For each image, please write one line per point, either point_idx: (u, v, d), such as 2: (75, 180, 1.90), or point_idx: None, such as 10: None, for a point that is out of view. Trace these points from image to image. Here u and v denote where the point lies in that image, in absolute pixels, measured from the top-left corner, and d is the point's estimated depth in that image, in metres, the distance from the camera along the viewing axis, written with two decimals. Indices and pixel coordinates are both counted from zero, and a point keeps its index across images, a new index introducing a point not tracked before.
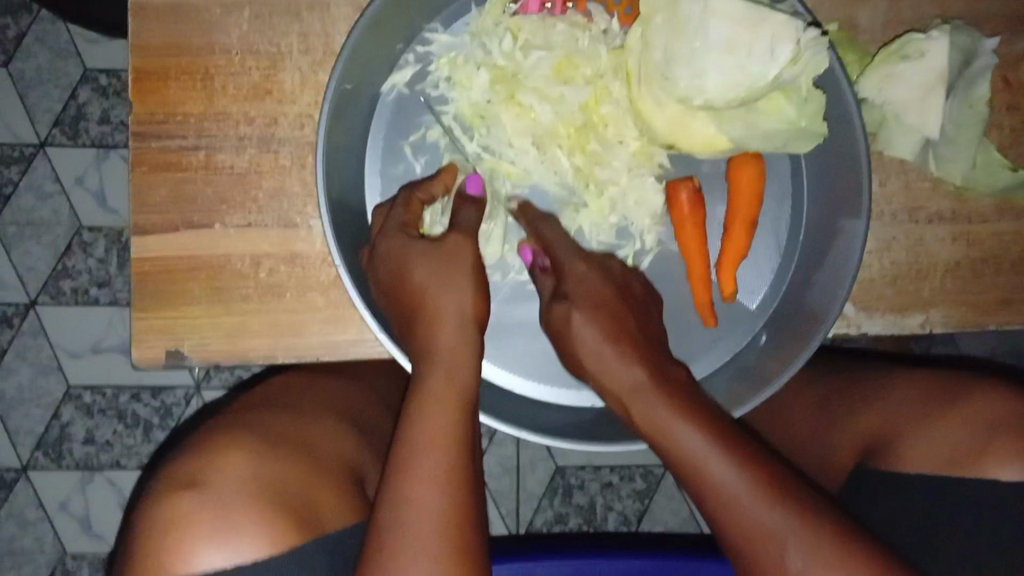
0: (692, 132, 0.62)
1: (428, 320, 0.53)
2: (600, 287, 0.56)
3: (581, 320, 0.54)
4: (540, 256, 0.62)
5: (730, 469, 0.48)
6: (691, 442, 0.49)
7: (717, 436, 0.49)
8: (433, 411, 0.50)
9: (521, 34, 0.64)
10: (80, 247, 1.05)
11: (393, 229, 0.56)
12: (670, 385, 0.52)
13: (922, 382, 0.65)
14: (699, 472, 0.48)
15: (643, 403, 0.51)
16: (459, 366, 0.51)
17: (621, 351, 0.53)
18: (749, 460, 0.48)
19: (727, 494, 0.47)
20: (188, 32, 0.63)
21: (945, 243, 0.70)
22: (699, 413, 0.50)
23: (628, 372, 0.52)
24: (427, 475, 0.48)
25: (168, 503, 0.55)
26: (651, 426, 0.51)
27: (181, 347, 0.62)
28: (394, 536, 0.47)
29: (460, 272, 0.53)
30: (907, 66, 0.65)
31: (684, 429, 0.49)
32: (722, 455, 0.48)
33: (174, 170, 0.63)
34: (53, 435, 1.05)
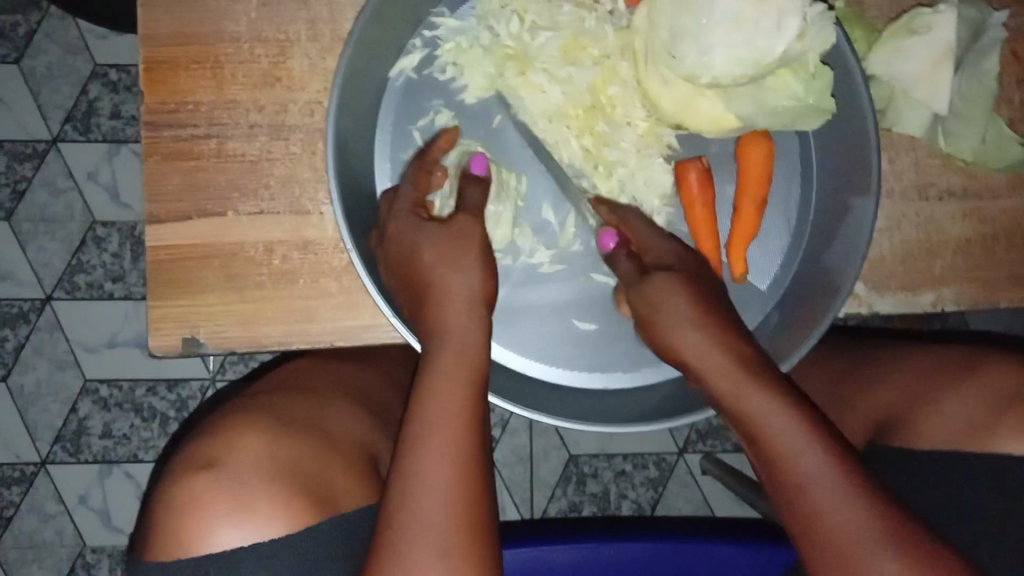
0: (701, 111, 0.62)
1: (437, 299, 0.53)
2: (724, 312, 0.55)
3: (711, 343, 0.52)
4: (624, 243, 0.62)
5: (820, 462, 0.47)
6: (789, 434, 0.48)
7: (813, 428, 0.48)
8: (442, 388, 0.51)
9: (528, 15, 0.65)
10: (94, 242, 1.06)
11: (403, 208, 0.57)
12: (759, 367, 0.51)
13: (936, 357, 0.66)
14: (787, 464, 0.48)
15: (741, 384, 0.50)
16: (468, 345, 0.52)
17: (756, 373, 0.51)
18: (844, 461, 0.47)
19: (812, 488, 0.47)
20: (197, 21, 0.63)
21: (956, 219, 0.69)
22: (793, 398, 0.50)
23: (725, 358, 0.52)
24: (436, 450, 0.49)
25: (187, 484, 0.56)
26: (748, 412, 0.50)
27: (197, 334, 0.63)
28: (406, 511, 0.48)
29: (468, 252, 0.54)
30: (916, 41, 0.65)
31: (818, 460, 0.47)
32: (817, 449, 0.47)
33: (186, 159, 0.63)
34: (72, 428, 1.06)
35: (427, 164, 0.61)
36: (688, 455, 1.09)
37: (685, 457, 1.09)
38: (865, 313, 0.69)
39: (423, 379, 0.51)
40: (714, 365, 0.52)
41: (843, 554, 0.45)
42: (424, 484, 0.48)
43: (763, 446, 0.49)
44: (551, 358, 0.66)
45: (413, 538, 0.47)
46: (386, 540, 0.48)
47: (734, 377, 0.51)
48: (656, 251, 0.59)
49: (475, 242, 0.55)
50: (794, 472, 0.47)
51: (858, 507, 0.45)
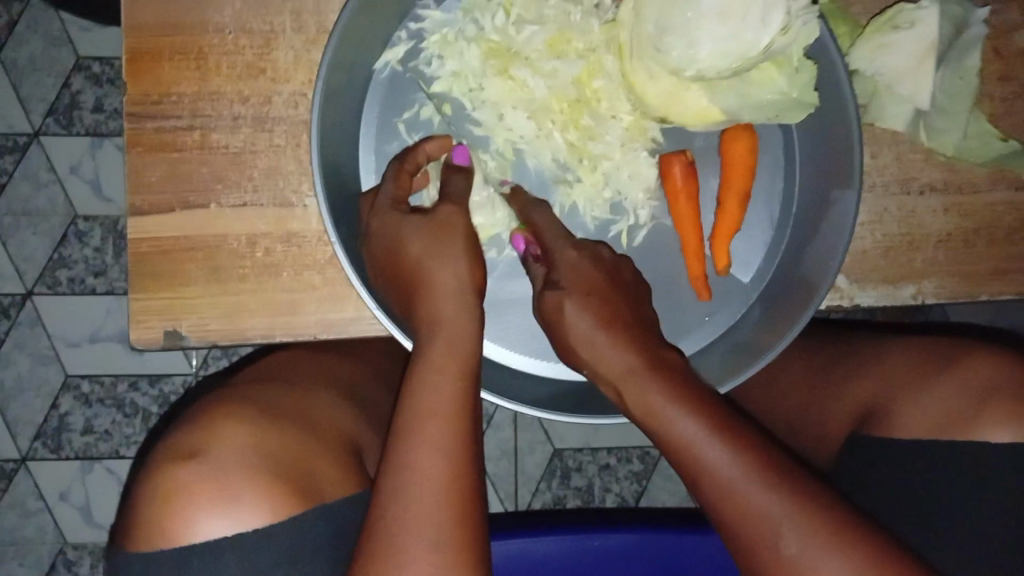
0: (686, 103, 0.62)
1: (426, 292, 0.53)
2: (591, 272, 0.57)
3: (575, 310, 0.55)
4: (533, 245, 0.61)
5: (698, 432, 0.48)
6: (676, 419, 0.49)
7: (692, 400, 0.49)
8: (435, 381, 0.51)
9: (513, 9, 0.64)
10: (76, 237, 1.05)
11: (385, 205, 0.57)
12: (643, 352, 0.53)
13: (916, 349, 0.66)
14: (675, 442, 0.49)
15: (631, 384, 0.52)
16: (459, 335, 0.52)
17: (613, 336, 0.53)
18: (727, 426, 0.49)
19: (699, 460, 0.48)
20: (181, 11, 0.62)
21: (937, 213, 0.70)
22: (676, 380, 0.51)
23: (616, 350, 0.53)
24: (427, 442, 0.49)
25: (171, 474, 0.55)
26: (647, 421, 0.51)
27: (179, 327, 0.62)
28: (399, 503, 0.48)
29: (454, 241, 0.54)
30: (900, 36, 0.65)
31: (676, 412, 0.49)
32: (691, 417, 0.49)
33: (169, 151, 0.63)
34: (52, 425, 1.05)
35: (408, 162, 0.59)
36: None
37: None
38: (847, 305, 0.70)
39: (416, 371, 0.51)
40: (601, 363, 0.54)
41: (725, 501, 0.47)
42: (416, 472, 0.48)
43: (663, 447, 0.50)
44: (534, 350, 0.66)
45: (408, 531, 0.47)
46: (378, 534, 0.48)
47: (628, 376, 0.52)
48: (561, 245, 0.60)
49: (461, 234, 0.55)
50: (685, 449, 0.49)
51: (734, 461, 0.47)
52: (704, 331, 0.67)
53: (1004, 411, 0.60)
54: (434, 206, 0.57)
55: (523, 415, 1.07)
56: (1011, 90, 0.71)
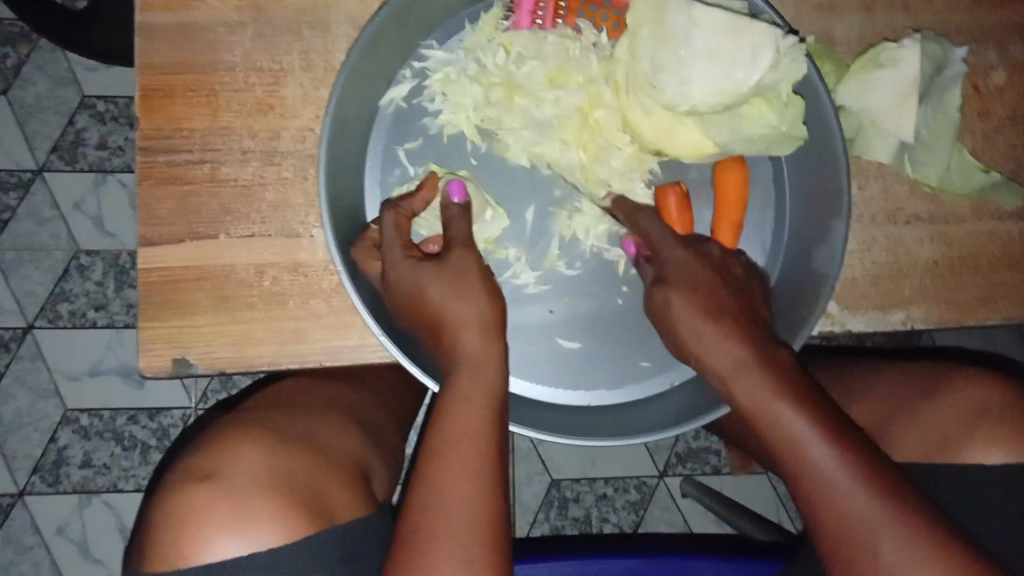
0: (679, 139, 0.65)
1: (450, 332, 0.55)
2: (700, 271, 0.58)
3: (680, 300, 0.56)
4: (641, 247, 0.65)
5: (836, 462, 0.48)
6: (812, 445, 0.49)
7: (824, 425, 0.49)
8: (461, 411, 0.52)
9: (513, 47, 0.67)
10: (78, 271, 1.07)
11: (398, 254, 0.58)
12: (778, 373, 0.52)
13: (908, 374, 0.68)
14: (807, 467, 0.49)
15: (763, 399, 0.51)
16: (485, 366, 0.54)
17: (721, 327, 0.54)
18: (854, 449, 0.48)
19: (831, 487, 0.48)
20: (193, 51, 0.65)
21: (924, 243, 0.72)
22: (815, 406, 0.50)
23: (761, 380, 0.51)
24: (457, 476, 0.50)
25: (184, 495, 0.56)
26: (785, 448, 0.50)
27: (189, 354, 0.64)
28: (427, 532, 0.49)
29: (472, 282, 0.56)
30: (883, 74, 0.68)
31: (787, 409, 0.50)
32: (828, 446, 0.48)
33: (180, 183, 0.65)
34: (51, 458, 1.05)
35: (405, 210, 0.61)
36: (668, 479, 1.10)
37: (666, 481, 1.10)
38: (838, 331, 0.72)
39: (444, 402, 0.53)
40: (736, 372, 0.52)
41: (851, 532, 0.48)
42: (448, 507, 0.49)
43: (801, 477, 0.50)
44: (536, 378, 0.68)
45: (438, 545, 0.48)
46: (410, 532, 0.49)
47: (758, 392, 0.51)
48: (665, 258, 0.60)
49: (476, 278, 0.56)
50: (816, 477, 0.49)
51: (856, 482, 0.47)
52: None
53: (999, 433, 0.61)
54: (444, 250, 0.59)
55: (520, 446, 1.08)
56: (992, 125, 0.74)
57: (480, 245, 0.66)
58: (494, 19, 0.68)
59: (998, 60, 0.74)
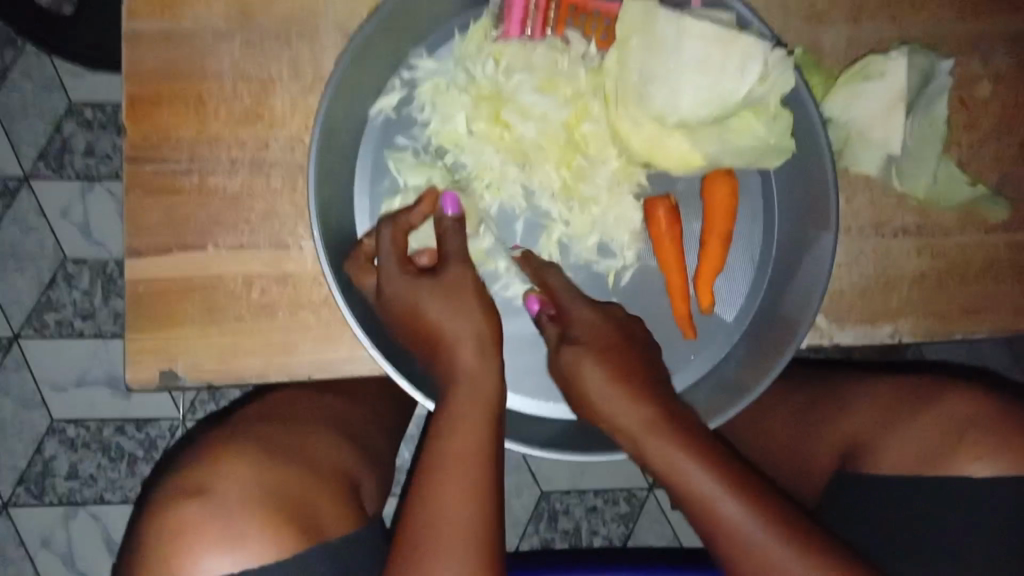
0: (668, 150, 0.65)
1: (447, 347, 0.55)
2: (604, 328, 0.59)
3: (590, 363, 0.57)
4: (546, 307, 0.63)
5: (747, 517, 0.52)
6: (716, 498, 0.52)
7: (732, 482, 0.53)
8: (460, 429, 0.52)
9: (503, 58, 0.67)
10: (65, 280, 1.06)
11: (392, 268, 0.57)
12: (684, 433, 0.54)
13: (897, 385, 0.68)
14: (716, 520, 0.52)
15: (672, 456, 0.54)
16: (483, 384, 0.53)
17: (626, 391, 0.56)
18: (761, 499, 0.53)
19: (744, 539, 0.52)
20: (181, 59, 0.65)
21: (911, 255, 0.73)
22: (720, 461, 0.54)
23: (663, 439, 0.54)
24: (455, 493, 0.50)
25: (173, 510, 0.55)
26: (693, 501, 0.53)
27: (175, 365, 0.63)
28: (425, 551, 0.48)
29: (468, 298, 0.56)
30: (871, 86, 0.69)
31: (694, 467, 0.53)
32: (737, 503, 0.52)
33: (167, 194, 0.64)
34: (37, 469, 1.04)
35: (403, 221, 0.59)
36: (658, 492, 1.10)
37: (656, 493, 1.10)
38: (826, 344, 0.72)
39: (443, 417, 0.52)
40: (641, 432, 0.55)
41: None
42: (445, 526, 0.49)
43: (707, 529, 0.53)
44: (526, 390, 0.68)
45: (437, 563, 0.48)
46: (407, 551, 0.49)
47: (665, 453, 0.54)
48: (577, 321, 0.60)
49: (472, 294, 0.56)
50: (728, 528, 0.52)
51: (768, 532, 0.52)
52: (689, 370, 0.69)
53: (988, 447, 0.62)
54: (440, 265, 0.58)
55: (510, 458, 1.07)
56: (978, 137, 0.75)
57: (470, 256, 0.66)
58: (483, 29, 0.67)
59: (983, 73, 0.75)
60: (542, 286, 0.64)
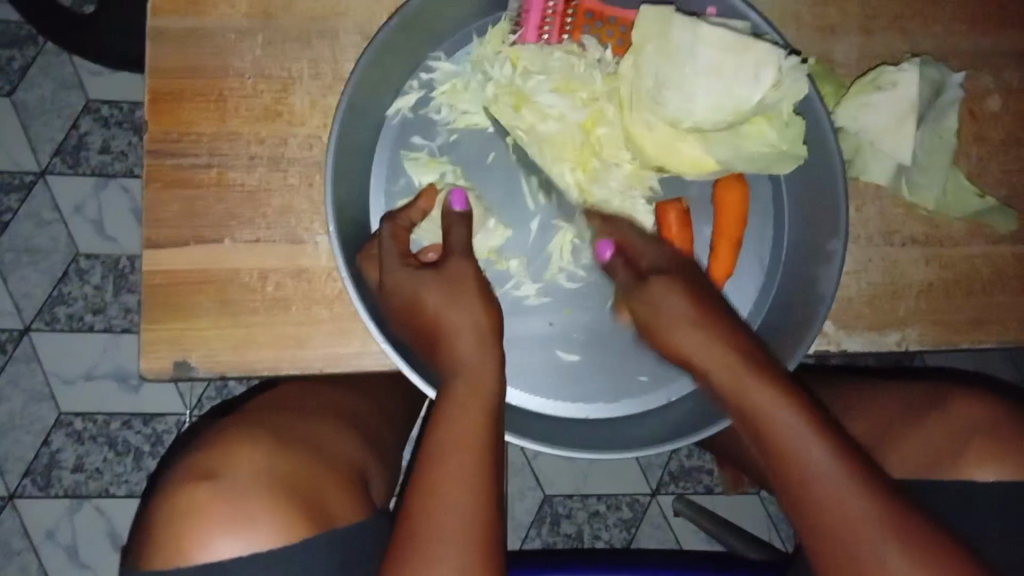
0: (681, 155, 0.66)
1: (447, 339, 0.56)
2: (686, 278, 0.61)
3: (669, 297, 0.59)
4: (615, 253, 0.66)
5: (830, 463, 0.48)
6: (804, 439, 0.49)
7: (816, 424, 0.50)
8: (457, 414, 0.53)
9: (520, 61, 0.68)
10: (77, 274, 1.07)
11: (394, 262, 0.59)
12: (773, 376, 0.53)
13: (905, 394, 0.69)
14: (795, 463, 0.49)
15: (757, 391, 0.52)
16: (482, 372, 0.54)
17: (710, 329, 0.56)
18: (844, 444, 0.49)
19: (822, 483, 0.48)
20: (204, 56, 0.66)
21: (919, 264, 0.73)
22: (811, 406, 0.51)
23: (751, 376, 0.53)
24: (453, 475, 0.50)
25: (186, 493, 0.56)
26: (774, 443, 0.50)
27: (189, 357, 0.64)
28: (421, 532, 0.49)
29: (469, 292, 0.57)
30: (882, 96, 0.70)
31: (779, 406, 0.51)
32: (821, 445, 0.49)
33: (186, 187, 0.65)
34: (43, 461, 1.05)
35: (401, 221, 0.63)
36: (661, 497, 1.10)
37: (659, 499, 1.10)
38: (834, 350, 0.73)
39: (441, 406, 0.53)
40: (728, 369, 0.54)
41: (839, 527, 0.48)
42: (441, 507, 0.50)
43: (787, 475, 0.50)
44: (535, 389, 0.68)
45: (434, 544, 0.48)
46: (404, 534, 0.50)
47: (746, 389, 0.53)
48: (651, 258, 0.63)
49: (474, 288, 0.58)
50: (807, 474, 0.49)
51: (850, 484, 0.48)
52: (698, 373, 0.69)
53: (989, 453, 0.62)
54: (442, 259, 0.60)
55: (514, 461, 1.08)
56: (987, 150, 0.76)
57: (481, 254, 0.68)
58: (501, 33, 0.68)
59: (993, 87, 0.76)
60: (616, 234, 0.67)
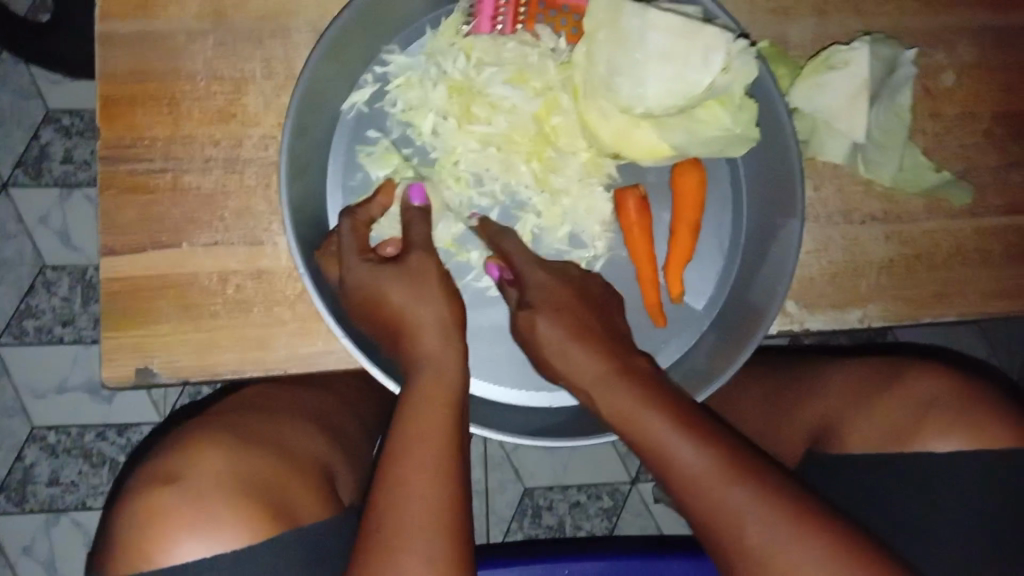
0: (637, 140, 0.66)
1: (411, 332, 0.56)
2: (560, 291, 0.61)
3: (544, 322, 0.59)
4: (505, 270, 0.65)
5: (697, 456, 0.50)
6: (664, 436, 0.51)
7: (682, 422, 0.52)
8: (422, 408, 0.53)
9: (473, 53, 0.68)
10: (44, 286, 1.06)
11: (353, 257, 0.59)
12: (642, 382, 0.55)
13: (864, 367, 0.70)
14: (668, 464, 0.51)
15: (627, 404, 0.54)
16: (447, 367, 0.55)
17: (583, 346, 0.57)
18: (708, 436, 0.51)
19: (694, 479, 0.50)
20: (155, 60, 0.65)
21: (879, 241, 0.74)
22: (677, 406, 0.53)
23: (618, 385, 0.55)
24: (418, 469, 0.50)
25: (147, 497, 0.56)
26: (644, 444, 0.52)
27: (152, 363, 0.64)
28: (388, 526, 0.49)
29: (432, 286, 0.57)
30: (835, 76, 0.70)
31: (648, 412, 0.53)
32: (688, 442, 0.51)
33: (142, 193, 0.65)
34: (17, 476, 1.04)
35: (362, 215, 0.62)
36: (641, 485, 1.10)
37: (639, 487, 1.10)
38: (797, 330, 0.73)
39: (407, 401, 0.53)
40: (600, 384, 0.56)
41: (721, 519, 0.49)
42: (407, 501, 0.49)
43: (665, 474, 0.52)
44: (500, 380, 0.68)
45: (401, 538, 0.48)
46: (371, 531, 0.50)
47: (618, 399, 0.54)
48: (532, 281, 0.62)
49: (436, 279, 0.57)
50: (680, 471, 0.51)
51: (719, 468, 0.50)
52: (662, 356, 0.70)
53: (948, 425, 0.63)
54: (402, 253, 0.59)
55: (492, 455, 1.08)
56: (943, 125, 0.76)
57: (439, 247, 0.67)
58: (454, 24, 0.68)
59: (947, 63, 0.77)
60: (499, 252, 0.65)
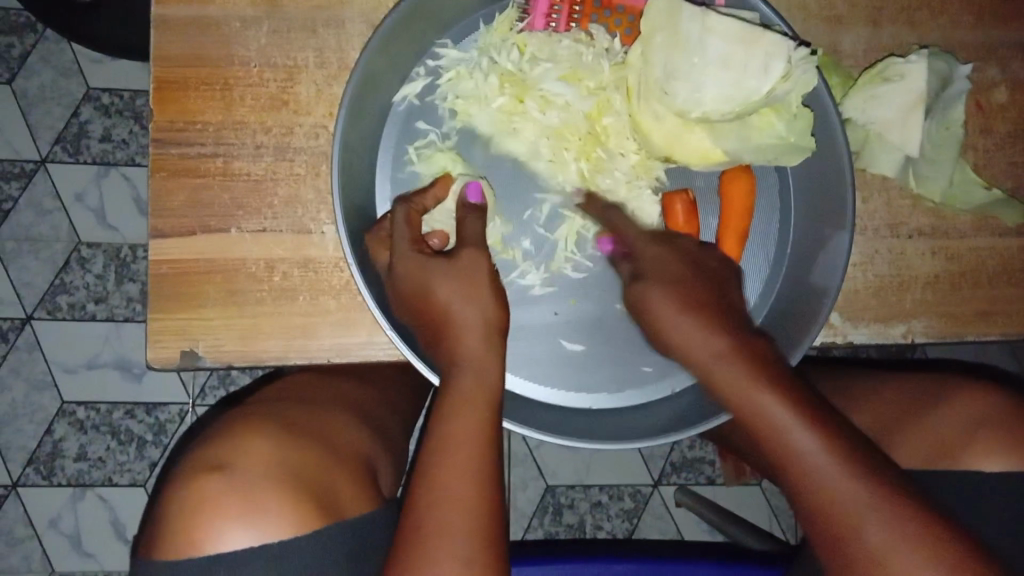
0: (689, 145, 0.66)
1: (452, 332, 0.55)
2: (673, 264, 0.58)
3: (658, 294, 0.56)
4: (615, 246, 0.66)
5: (852, 487, 0.47)
6: (795, 431, 0.49)
7: (840, 446, 0.48)
8: (460, 411, 0.52)
9: (527, 48, 0.68)
10: (78, 263, 1.06)
11: (404, 247, 0.58)
12: (785, 387, 0.50)
13: (908, 387, 0.70)
14: (819, 489, 0.48)
15: (762, 406, 0.50)
16: (487, 367, 0.54)
17: (699, 320, 0.54)
18: (829, 428, 0.49)
19: (843, 502, 0.47)
20: (209, 44, 0.65)
21: (925, 256, 0.73)
22: (822, 418, 0.49)
23: (759, 389, 0.50)
24: (456, 470, 0.51)
25: (196, 486, 0.56)
26: (789, 460, 0.49)
27: (196, 347, 0.64)
28: (427, 524, 0.49)
29: (479, 284, 0.56)
30: (889, 88, 0.69)
31: (800, 430, 0.49)
32: (846, 472, 0.47)
33: (191, 176, 0.65)
34: (46, 451, 1.05)
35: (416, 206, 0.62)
36: (663, 488, 1.11)
37: (660, 490, 1.10)
38: (839, 342, 0.73)
39: (447, 404, 0.53)
40: (724, 370, 0.52)
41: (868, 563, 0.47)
42: (445, 501, 0.50)
43: (804, 491, 0.49)
44: (540, 379, 0.68)
45: (439, 538, 0.49)
46: (409, 531, 0.50)
47: (733, 376, 0.51)
48: (643, 251, 0.62)
49: (486, 283, 0.56)
50: (828, 499, 0.48)
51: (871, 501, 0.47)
52: None
53: (996, 443, 0.62)
54: (456, 249, 0.59)
55: (516, 451, 1.08)
56: (994, 142, 0.76)
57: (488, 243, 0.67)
58: (509, 20, 0.68)
59: (1001, 78, 0.76)
60: (611, 230, 0.67)
